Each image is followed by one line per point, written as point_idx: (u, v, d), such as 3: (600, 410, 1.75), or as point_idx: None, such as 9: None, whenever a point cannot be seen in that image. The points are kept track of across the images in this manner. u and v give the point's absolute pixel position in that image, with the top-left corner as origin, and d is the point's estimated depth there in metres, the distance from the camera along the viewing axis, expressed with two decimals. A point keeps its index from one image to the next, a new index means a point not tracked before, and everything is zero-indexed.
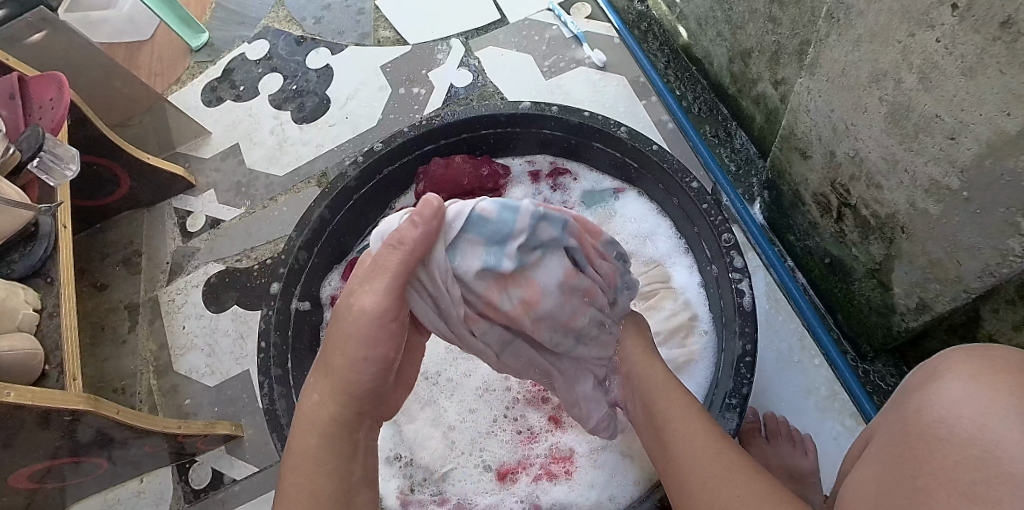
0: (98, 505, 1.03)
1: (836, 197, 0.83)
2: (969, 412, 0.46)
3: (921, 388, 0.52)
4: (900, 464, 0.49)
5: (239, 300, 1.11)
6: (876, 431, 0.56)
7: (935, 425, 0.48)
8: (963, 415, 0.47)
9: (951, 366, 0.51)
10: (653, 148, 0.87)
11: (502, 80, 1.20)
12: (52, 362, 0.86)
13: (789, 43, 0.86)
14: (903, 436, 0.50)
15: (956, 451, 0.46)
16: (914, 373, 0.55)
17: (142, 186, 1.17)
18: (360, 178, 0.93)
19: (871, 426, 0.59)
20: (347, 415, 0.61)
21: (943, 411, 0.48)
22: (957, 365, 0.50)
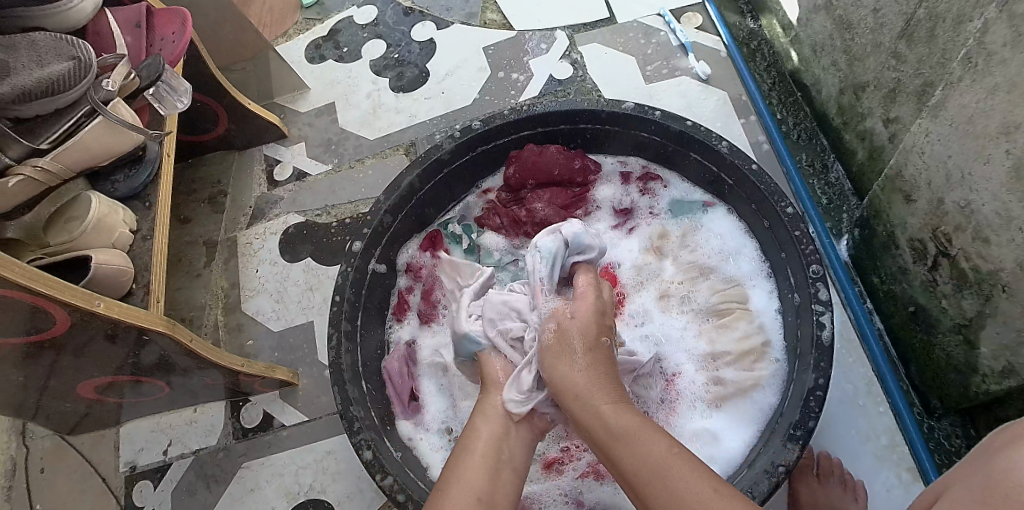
0: (152, 426, 1.07)
1: (935, 244, 0.80)
2: None
3: (1005, 450, 0.47)
4: None
5: (313, 253, 1.15)
6: (954, 482, 0.52)
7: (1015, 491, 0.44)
8: None
9: None
10: (752, 167, 0.86)
11: (602, 78, 1.20)
12: (138, 282, 0.90)
13: (910, 83, 0.84)
14: (987, 494, 0.46)
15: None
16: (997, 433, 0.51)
17: (238, 131, 1.22)
18: (454, 152, 0.94)
19: (944, 481, 0.55)
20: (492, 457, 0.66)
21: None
22: None
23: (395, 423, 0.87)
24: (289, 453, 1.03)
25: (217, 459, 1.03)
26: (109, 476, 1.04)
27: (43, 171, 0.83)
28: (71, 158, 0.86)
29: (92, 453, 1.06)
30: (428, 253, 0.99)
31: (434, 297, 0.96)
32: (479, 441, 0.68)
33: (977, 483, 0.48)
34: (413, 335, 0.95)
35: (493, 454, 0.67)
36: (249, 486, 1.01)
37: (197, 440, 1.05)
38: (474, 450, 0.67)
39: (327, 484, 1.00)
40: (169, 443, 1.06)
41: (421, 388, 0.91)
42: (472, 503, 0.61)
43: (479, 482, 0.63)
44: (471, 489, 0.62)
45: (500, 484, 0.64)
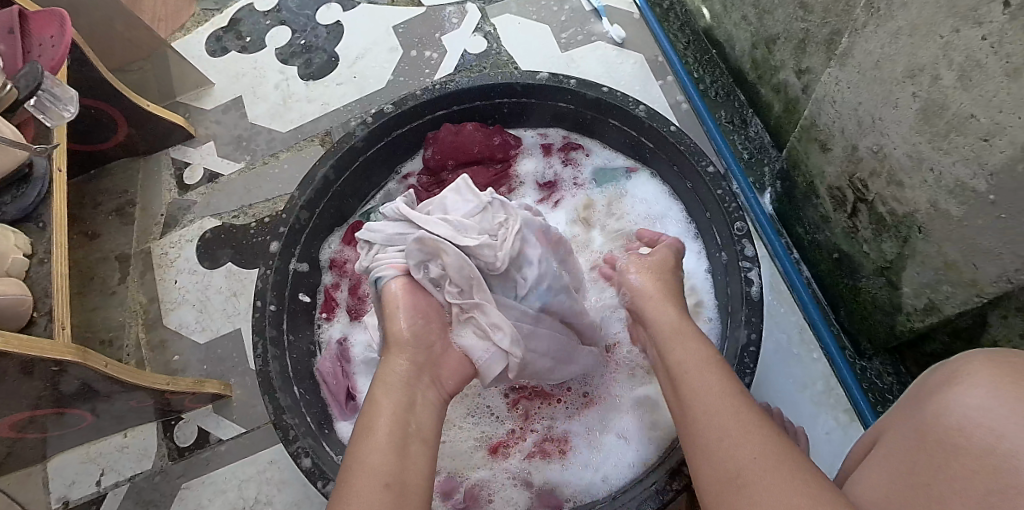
0: (79, 457, 1.01)
1: (853, 191, 0.81)
2: (989, 421, 0.44)
3: (937, 396, 0.49)
4: (914, 470, 0.47)
5: (234, 257, 1.09)
6: (889, 429, 0.53)
7: (952, 437, 0.45)
8: (982, 424, 0.44)
9: (972, 372, 0.47)
10: (671, 129, 0.85)
11: (518, 50, 1.17)
12: (41, 310, 0.83)
13: (818, 32, 0.84)
14: (920, 440, 0.48)
15: (971, 460, 0.43)
16: (930, 374, 0.53)
17: (141, 135, 1.14)
18: (368, 139, 0.90)
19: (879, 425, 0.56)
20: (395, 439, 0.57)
21: (961, 422, 0.45)
22: (975, 372, 0.47)
23: (333, 425, 0.84)
24: (229, 467, 0.98)
25: (155, 483, 0.98)
26: None
27: None
28: None
29: (17, 494, 0.99)
30: (353, 247, 0.95)
31: (363, 290, 0.93)
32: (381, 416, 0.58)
33: (912, 425, 0.50)
34: (344, 332, 0.92)
35: (398, 421, 0.58)
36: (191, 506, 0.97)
37: (132, 465, 1.00)
38: (377, 427, 0.58)
39: (273, 494, 0.96)
40: (102, 472, 1.00)
41: (357, 387, 0.88)
42: (380, 490, 0.53)
43: (385, 465, 0.54)
44: (381, 470, 0.54)
45: (410, 462, 0.56)
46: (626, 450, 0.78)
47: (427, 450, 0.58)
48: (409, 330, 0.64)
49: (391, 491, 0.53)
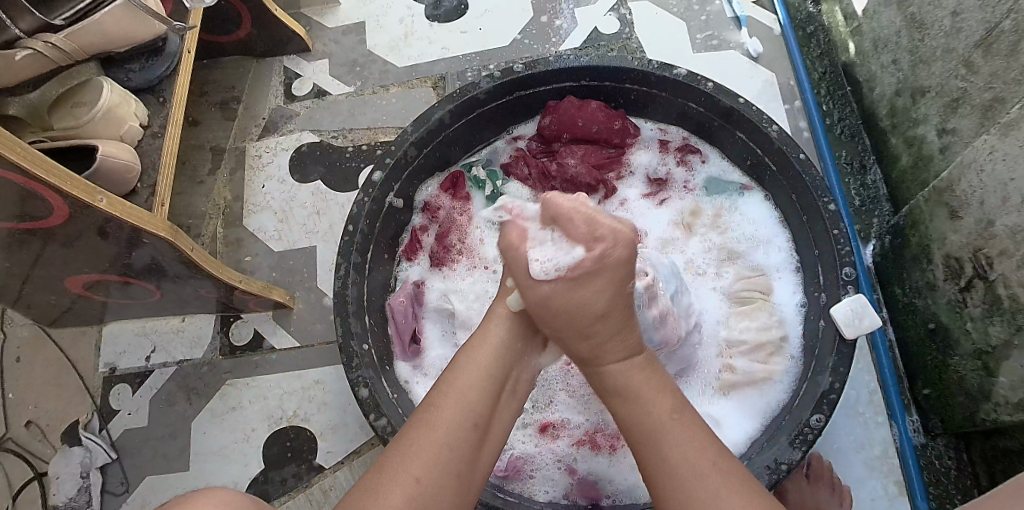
0: (135, 329, 1.04)
1: (973, 266, 0.78)
2: None
3: None
4: None
5: (323, 177, 1.10)
6: None
7: None
8: None
9: None
10: (800, 156, 0.82)
11: (649, 40, 1.15)
12: (144, 181, 0.84)
13: (978, 95, 0.80)
14: None
15: None
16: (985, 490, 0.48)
17: (261, 37, 1.15)
18: (491, 93, 0.89)
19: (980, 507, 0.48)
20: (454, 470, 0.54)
21: None
22: None
23: (393, 364, 0.85)
24: (275, 377, 1.00)
25: (200, 373, 1.01)
26: (85, 374, 1.01)
27: (55, 49, 0.77)
28: (88, 38, 0.80)
29: (71, 349, 1.02)
30: (448, 195, 0.95)
31: (449, 240, 0.93)
32: (450, 406, 0.57)
33: None
34: (422, 275, 0.92)
35: (501, 371, 0.61)
36: (230, 404, 0.99)
37: (182, 351, 1.02)
38: (443, 407, 0.56)
39: (312, 413, 0.97)
40: (152, 350, 1.02)
41: (423, 331, 0.89)
42: (466, 430, 0.56)
43: (478, 404, 0.58)
44: (457, 412, 0.56)
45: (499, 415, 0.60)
46: None
47: (514, 404, 0.63)
48: (522, 313, 0.64)
49: (475, 432, 0.57)
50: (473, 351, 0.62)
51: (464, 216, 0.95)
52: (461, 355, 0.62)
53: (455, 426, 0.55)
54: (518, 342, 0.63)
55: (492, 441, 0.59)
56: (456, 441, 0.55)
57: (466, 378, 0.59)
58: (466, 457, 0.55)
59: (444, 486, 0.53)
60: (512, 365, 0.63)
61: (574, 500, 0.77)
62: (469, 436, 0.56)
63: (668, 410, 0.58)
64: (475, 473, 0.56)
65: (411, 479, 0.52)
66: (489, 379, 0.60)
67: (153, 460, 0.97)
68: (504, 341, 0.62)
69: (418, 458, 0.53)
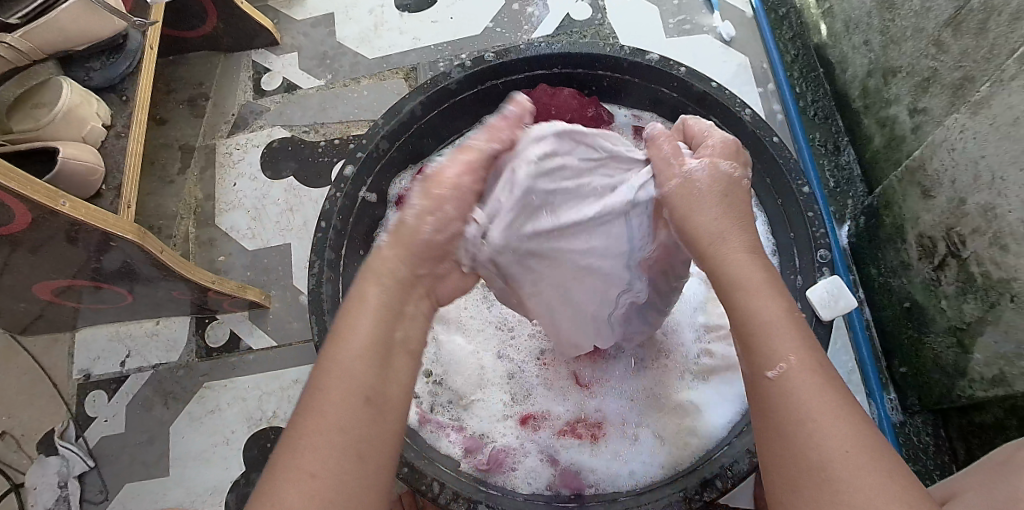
0: (108, 334, 1.02)
1: (946, 244, 0.79)
2: None
3: None
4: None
5: (296, 173, 1.08)
6: None
7: None
8: None
9: None
10: (773, 139, 0.82)
11: (622, 26, 1.14)
12: (110, 184, 0.82)
13: (948, 73, 0.80)
14: None
15: None
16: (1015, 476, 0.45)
17: (227, 31, 1.12)
18: (462, 83, 0.88)
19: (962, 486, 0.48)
20: (357, 445, 0.45)
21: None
22: None
23: None
24: (253, 378, 0.99)
25: (177, 376, 0.99)
26: (59, 382, 0.99)
27: (12, 48, 0.74)
28: (43, 37, 0.77)
29: (43, 357, 1.00)
30: None
31: None
32: (338, 376, 0.47)
33: None
34: None
35: (381, 336, 0.50)
36: (209, 407, 0.97)
37: (158, 355, 1.00)
38: (331, 378, 0.47)
39: (291, 413, 0.96)
40: (127, 355, 1.00)
41: None
42: (358, 406, 0.46)
43: (364, 375, 0.47)
44: (343, 390, 0.46)
45: (395, 374, 0.49)
46: (658, 450, 0.78)
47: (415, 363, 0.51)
48: (393, 268, 0.53)
49: (371, 407, 0.46)
50: (356, 318, 0.51)
51: None
52: (338, 326, 0.50)
53: (354, 399, 0.46)
54: (393, 304, 0.52)
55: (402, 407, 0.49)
56: (350, 419, 0.45)
57: (348, 346, 0.49)
58: (370, 435, 0.46)
59: (346, 473, 0.43)
60: (395, 323, 0.51)
61: (556, 490, 0.77)
62: (364, 411, 0.46)
63: (780, 318, 0.49)
64: (383, 454, 0.46)
65: (305, 474, 0.43)
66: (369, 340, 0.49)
67: (132, 467, 0.95)
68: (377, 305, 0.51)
69: (313, 450, 0.44)
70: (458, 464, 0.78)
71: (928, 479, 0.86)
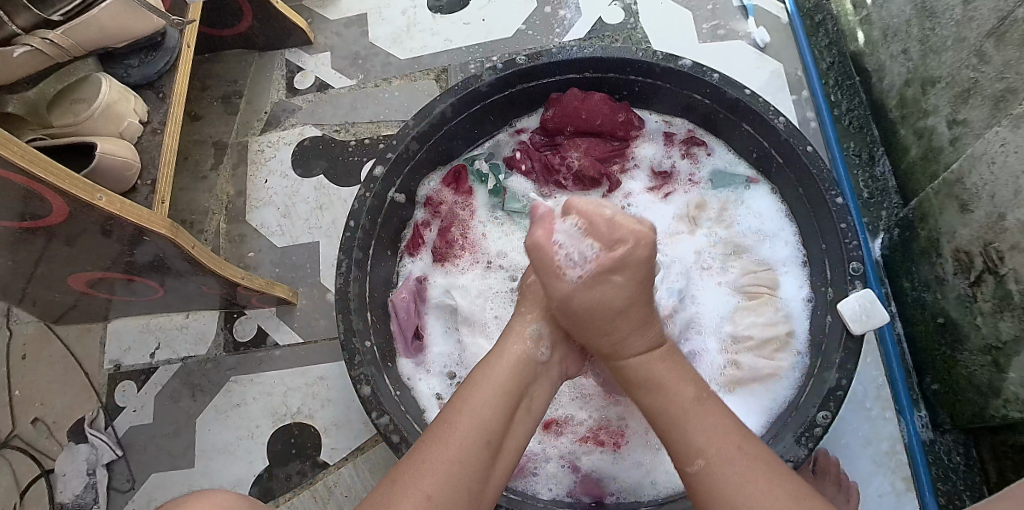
0: (140, 325, 1.04)
1: (984, 260, 0.77)
2: None
3: None
4: None
5: (326, 172, 1.09)
6: None
7: None
8: None
9: None
10: (807, 149, 0.81)
11: (655, 30, 1.13)
12: (145, 178, 0.84)
13: (990, 86, 0.78)
14: None
15: None
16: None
17: (262, 30, 1.14)
18: (493, 86, 0.88)
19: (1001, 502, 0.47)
20: (470, 478, 0.55)
21: None
22: None
23: (396, 360, 0.84)
24: (279, 373, 1.00)
25: (204, 369, 1.01)
26: (91, 372, 1.01)
27: (53, 45, 0.76)
28: (84, 35, 0.79)
29: (76, 346, 1.03)
30: (451, 189, 0.95)
31: (451, 235, 0.93)
32: (463, 418, 0.58)
33: None
34: (425, 271, 0.92)
35: (509, 391, 0.62)
36: (235, 401, 0.99)
37: (186, 347, 1.02)
38: (458, 417, 0.59)
39: (315, 409, 0.97)
40: (157, 346, 1.02)
41: (426, 327, 0.88)
42: (479, 448, 0.57)
43: (491, 422, 0.59)
44: (468, 433, 0.57)
45: (513, 428, 0.62)
46: None
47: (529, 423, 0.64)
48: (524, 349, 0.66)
49: (488, 450, 0.58)
50: (474, 385, 0.62)
51: (467, 210, 0.94)
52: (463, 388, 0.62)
53: (472, 440, 0.57)
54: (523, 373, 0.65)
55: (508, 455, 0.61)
56: (468, 457, 0.56)
57: (477, 396, 0.61)
58: (477, 474, 0.56)
59: (454, 497, 0.54)
60: (523, 388, 0.64)
61: (577, 497, 0.77)
62: (480, 454, 0.57)
63: None
64: (482, 492, 0.57)
65: (422, 495, 0.53)
66: (503, 397, 0.61)
67: (158, 456, 0.97)
68: (508, 374, 0.63)
69: (432, 475, 0.54)
70: None
71: (958, 499, 0.84)
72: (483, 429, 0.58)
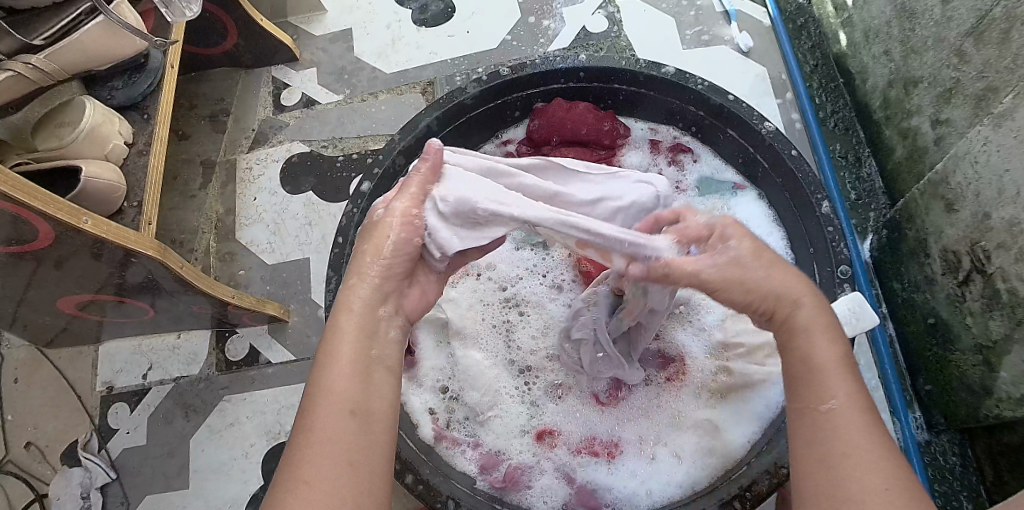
0: (131, 346, 1.03)
1: (971, 259, 0.77)
2: None
3: None
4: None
5: (314, 187, 1.09)
6: None
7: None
8: None
9: None
10: (792, 153, 0.81)
11: (639, 37, 1.14)
12: (131, 201, 0.84)
13: (971, 85, 0.79)
14: None
15: None
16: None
17: (248, 48, 1.14)
18: (477, 98, 0.88)
19: None
20: (356, 456, 0.48)
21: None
22: None
23: None
24: (271, 391, 1.00)
25: (198, 389, 1.00)
26: (84, 394, 1.01)
27: (36, 70, 0.76)
28: (67, 58, 0.79)
29: (68, 369, 1.02)
30: None
31: None
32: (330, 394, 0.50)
33: None
34: None
35: (360, 354, 0.53)
36: (229, 420, 0.98)
37: (179, 367, 1.02)
38: (329, 384, 0.51)
39: None
40: (149, 367, 1.02)
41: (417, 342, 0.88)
42: (346, 417, 0.50)
43: (348, 391, 0.51)
44: (332, 407, 0.50)
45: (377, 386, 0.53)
46: (676, 469, 0.77)
47: (394, 377, 0.54)
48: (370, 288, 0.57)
49: (356, 418, 0.50)
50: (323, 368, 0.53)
51: None
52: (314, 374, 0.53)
53: (334, 430, 0.49)
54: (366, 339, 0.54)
55: (389, 402, 0.53)
56: (336, 435, 0.49)
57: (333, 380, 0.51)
58: (359, 447, 0.49)
59: (349, 486, 0.47)
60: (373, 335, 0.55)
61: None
62: (350, 425, 0.49)
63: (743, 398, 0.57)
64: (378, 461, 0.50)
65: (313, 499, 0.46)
66: (354, 359, 0.53)
67: (152, 479, 0.96)
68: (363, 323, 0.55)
69: (319, 476, 0.47)
70: (474, 481, 0.78)
71: (955, 500, 0.85)
72: (349, 394, 0.51)
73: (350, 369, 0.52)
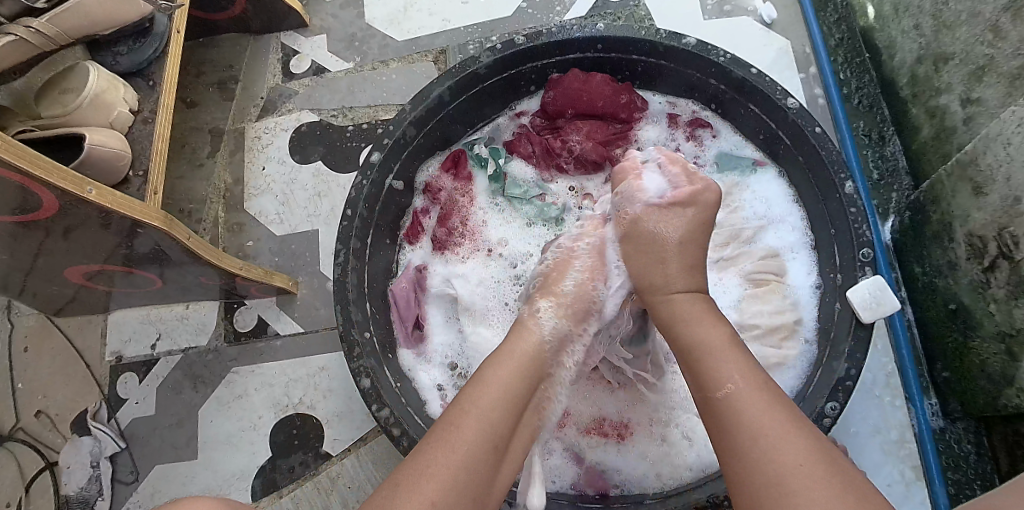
0: (140, 316, 1.03)
1: (997, 244, 0.75)
2: None
3: None
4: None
5: (323, 158, 1.07)
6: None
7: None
8: None
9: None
10: (816, 130, 0.78)
11: (659, 6, 1.10)
12: (136, 169, 0.82)
13: (1006, 63, 0.75)
14: None
15: None
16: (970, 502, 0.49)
17: (256, 14, 1.11)
18: (491, 68, 0.86)
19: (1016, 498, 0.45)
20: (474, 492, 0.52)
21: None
22: None
23: (397, 352, 0.84)
24: (280, 363, 0.99)
25: (206, 360, 1.00)
26: (93, 363, 1.01)
27: (38, 34, 0.74)
28: (70, 22, 0.76)
29: (77, 337, 1.02)
30: (450, 175, 0.93)
31: (452, 222, 0.91)
32: (468, 416, 0.54)
33: None
34: (425, 260, 0.90)
35: (512, 397, 0.57)
36: (237, 392, 0.98)
37: (187, 338, 1.02)
38: (475, 395, 0.57)
39: (317, 400, 0.97)
40: (158, 337, 1.02)
41: (426, 317, 0.87)
42: (488, 449, 0.53)
43: (500, 424, 0.55)
44: (475, 433, 0.54)
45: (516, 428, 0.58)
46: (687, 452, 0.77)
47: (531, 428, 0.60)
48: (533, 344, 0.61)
49: (496, 453, 0.54)
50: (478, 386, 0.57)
51: (466, 198, 0.92)
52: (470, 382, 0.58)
53: (468, 461, 0.52)
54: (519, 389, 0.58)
55: (513, 459, 0.56)
56: (474, 459, 0.52)
57: (489, 392, 0.57)
58: (481, 482, 0.52)
59: (459, 503, 0.51)
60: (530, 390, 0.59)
61: (582, 490, 0.77)
62: (489, 458, 0.53)
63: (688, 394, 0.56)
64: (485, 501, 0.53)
65: (428, 500, 0.50)
66: (511, 400, 0.57)
67: (162, 448, 0.97)
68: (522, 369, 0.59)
69: (438, 482, 0.51)
70: None
71: (967, 488, 0.84)
72: (496, 429, 0.55)
73: (503, 404, 0.56)
